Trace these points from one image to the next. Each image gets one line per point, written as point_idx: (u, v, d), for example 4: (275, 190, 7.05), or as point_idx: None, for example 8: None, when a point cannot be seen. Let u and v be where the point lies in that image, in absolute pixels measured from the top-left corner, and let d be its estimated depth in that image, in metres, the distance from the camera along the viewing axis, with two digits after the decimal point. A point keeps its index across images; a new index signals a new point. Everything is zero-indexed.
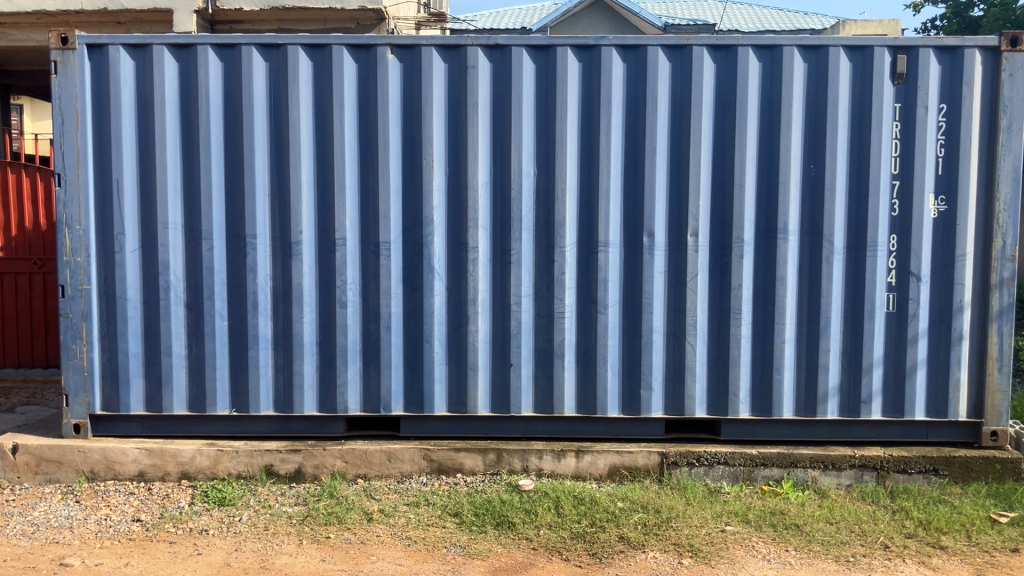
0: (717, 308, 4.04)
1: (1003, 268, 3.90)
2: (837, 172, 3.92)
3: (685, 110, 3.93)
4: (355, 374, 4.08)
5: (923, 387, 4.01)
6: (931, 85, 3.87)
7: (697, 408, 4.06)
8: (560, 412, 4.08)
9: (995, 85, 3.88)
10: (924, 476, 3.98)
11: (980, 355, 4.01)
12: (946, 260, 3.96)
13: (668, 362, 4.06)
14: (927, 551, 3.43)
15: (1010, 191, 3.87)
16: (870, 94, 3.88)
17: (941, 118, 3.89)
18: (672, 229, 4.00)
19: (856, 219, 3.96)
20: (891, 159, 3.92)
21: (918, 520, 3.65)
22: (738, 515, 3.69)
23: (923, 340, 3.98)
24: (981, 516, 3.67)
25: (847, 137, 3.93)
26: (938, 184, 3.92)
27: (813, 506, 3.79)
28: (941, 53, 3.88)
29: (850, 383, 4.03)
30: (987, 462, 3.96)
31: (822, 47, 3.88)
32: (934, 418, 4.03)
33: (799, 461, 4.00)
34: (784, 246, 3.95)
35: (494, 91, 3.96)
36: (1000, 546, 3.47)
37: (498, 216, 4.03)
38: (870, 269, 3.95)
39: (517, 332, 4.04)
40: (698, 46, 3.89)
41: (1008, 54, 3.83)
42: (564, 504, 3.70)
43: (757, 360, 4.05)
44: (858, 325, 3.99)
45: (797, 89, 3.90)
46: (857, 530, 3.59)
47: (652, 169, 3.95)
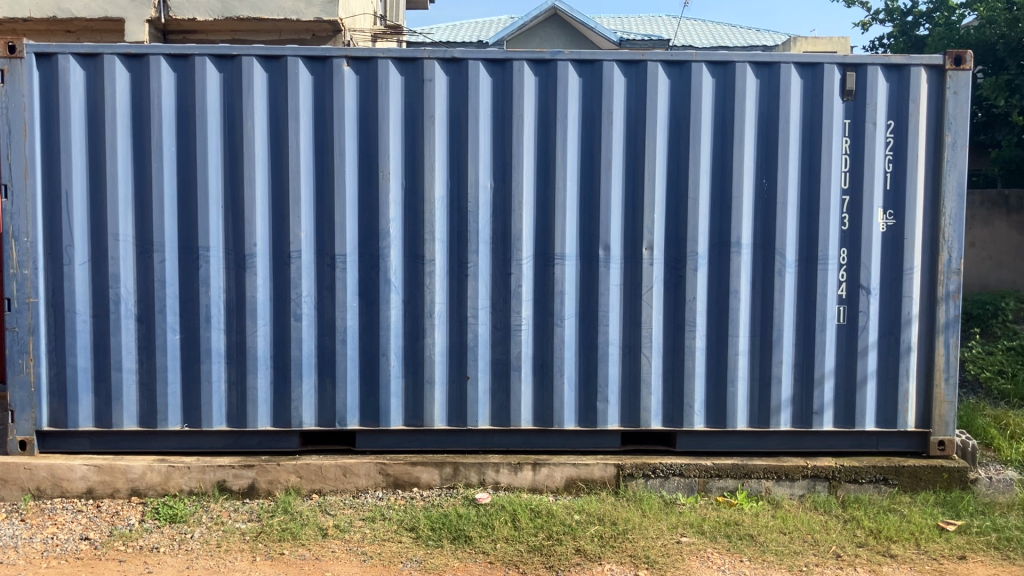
0: (672, 321, 4.07)
1: (949, 282, 4.01)
2: (788, 187, 3.99)
3: (640, 124, 3.97)
4: (310, 388, 4.05)
5: (873, 399, 4.08)
6: (879, 102, 3.96)
7: (653, 420, 4.08)
8: (516, 425, 4.08)
9: (940, 102, 3.98)
10: (874, 485, 4.04)
11: (927, 367, 4.09)
12: (894, 273, 4.04)
13: (624, 374, 4.08)
14: (878, 559, 3.49)
15: (955, 206, 3.97)
16: (821, 110, 3.95)
17: (888, 135, 3.98)
18: (628, 243, 4.03)
19: (807, 233, 4.03)
20: (841, 175, 3.99)
21: (868, 529, 3.72)
22: (693, 526, 3.72)
23: (872, 351, 4.05)
24: (930, 524, 3.75)
25: (798, 153, 3.99)
26: (887, 199, 4.00)
27: (767, 516, 3.83)
28: (889, 70, 3.97)
29: (802, 394, 4.09)
30: (935, 472, 4.04)
31: (774, 64, 3.94)
32: (884, 428, 4.11)
33: (753, 471, 4.04)
34: (737, 259, 4.00)
35: (450, 105, 3.96)
36: (947, 554, 3.55)
37: (455, 229, 4.02)
38: (821, 282, 4.02)
39: (474, 345, 4.03)
40: (652, 62, 3.93)
41: (952, 72, 3.93)
42: (521, 517, 3.70)
43: (711, 372, 4.09)
44: (810, 337, 4.06)
45: (749, 105, 3.96)
46: (809, 540, 3.64)
47: (607, 183, 3.98)
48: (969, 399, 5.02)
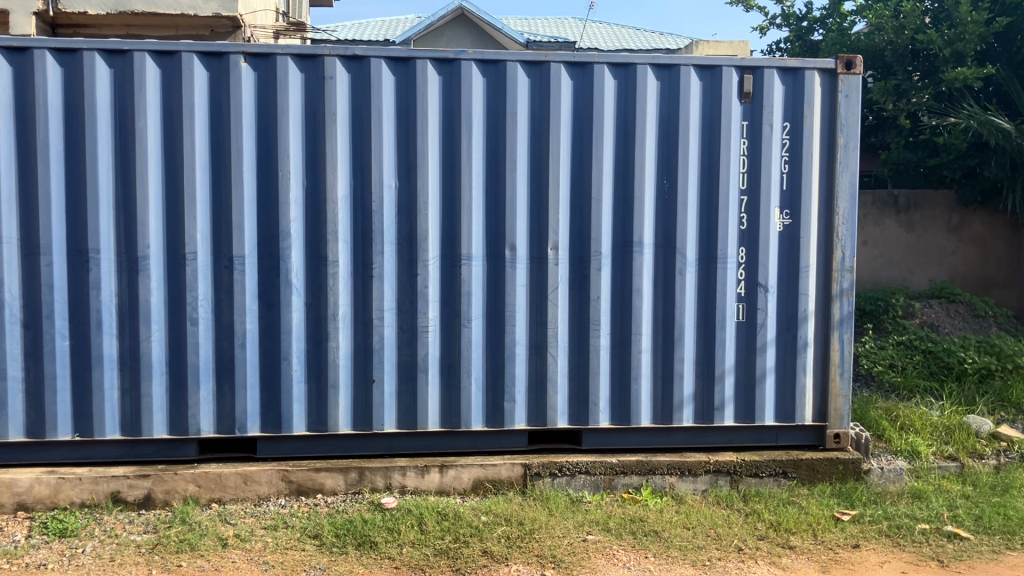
0: (578, 320, 4.09)
1: (843, 279, 4.14)
2: (688, 187, 4.06)
3: (544, 124, 3.98)
4: (208, 394, 3.93)
5: (772, 393, 4.18)
6: (775, 105, 4.06)
7: (559, 419, 4.10)
8: (423, 427, 4.04)
9: (832, 105, 4.10)
10: (774, 479, 4.14)
11: (823, 362, 4.21)
12: (791, 271, 4.15)
13: (530, 374, 4.09)
14: (777, 551, 3.58)
15: (848, 205, 4.10)
16: (719, 112, 4.03)
17: (784, 136, 4.08)
18: (534, 243, 4.03)
19: (707, 232, 4.10)
20: (740, 175, 4.08)
21: (768, 522, 3.81)
22: (599, 523, 3.74)
23: (771, 348, 4.15)
24: (825, 515, 3.87)
25: (698, 154, 4.06)
26: (783, 199, 4.11)
27: (671, 512, 3.89)
28: (784, 74, 4.07)
29: (704, 390, 4.16)
30: (831, 464, 4.16)
31: (674, 67, 4.00)
32: (782, 422, 4.21)
33: (657, 467, 4.10)
34: (640, 259, 4.05)
35: (352, 103, 3.90)
36: (842, 544, 3.67)
37: (358, 229, 3.96)
38: (721, 281, 4.10)
39: (379, 348, 3.97)
40: (555, 62, 3.94)
41: (844, 76, 4.05)
42: (427, 520, 3.66)
43: (616, 371, 4.13)
44: (711, 334, 4.13)
45: (650, 106, 4.01)
46: (712, 534, 3.71)
47: (512, 183, 3.97)
48: (862, 392, 5.19)
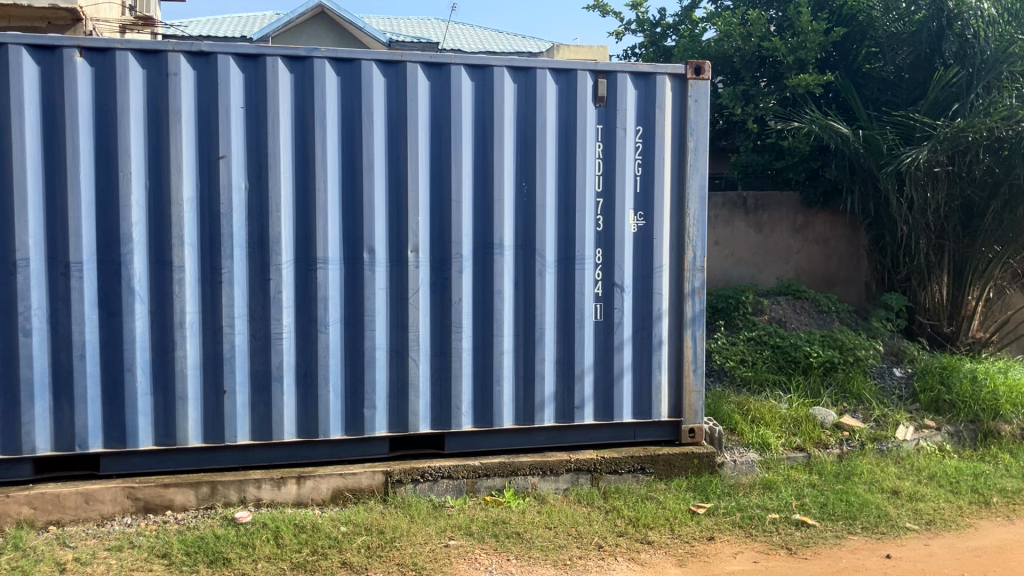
0: (437, 323, 4.05)
1: (694, 278, 4.28)
2: (546, 189, 4.09)
3: (400, 125, 3.92)
4: (44, 410, 3.68)
5: (630, 391, 4.26)
6: (628, 108, 4.14)
7: (420, 424, 4.05)
8: (279, 438, 3.91)
9: (683, 110, 4.23)
10: (632, 475, 4.24)
11: (677, 359, 4.33)
12: (646, 271, 4.24)
13: (390, 379, 4.02)
14: (636, 547, 3.65)
15: (698, 207, 4.24)
16: (575, 115, 4.08)
17: (638, 140, 4.17)
18: (391, 245, 3.97)
19: (565, 234, 4.14)
20: (595, 178, 4.14)
21: (627, 518, 3.88)
22: (461, 528, 3.72)
23: (628, 347, 4.23)
24: (682, 508, 3.98)
25: (555, 156, 4.10)
26: (637, 201, 4.20)
27: (533, 513, 3.90)
28: (636, 78, 4.16)
29: (565, 390, 4.20)
30: (687, 458, 4.30)
31: (530, 69, 4.02)
32: (640, 420, 4.30)
33: (519, 469, 4.11)
34: (499, 261, 4.05)
35: (198, 101, 3.73)
36: (697, 536, 3.77)
37: (207, 233, 3.80)
38: (579, 281, 4.15)
39: (231, 356, 3.83)
40: (411, 63, 3.89)
41: (693, 81, 4.19)
42: (284, 533, 3.55)
43: (477, 374, 4.11)
44: (571, 335, 4.17)
45: (507, 108, 4.01)
46: (573, 533, 3.74)
47: (368, 185, 3.90)
48: (716, 388, 5.36)
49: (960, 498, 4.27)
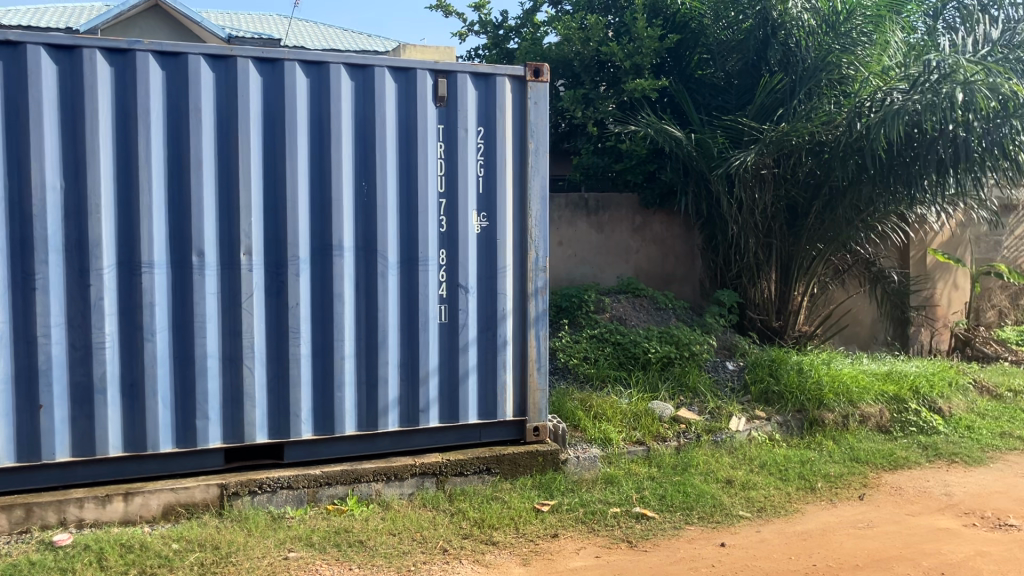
0: (275, 328, 3.91)
1: (537, 278, 4.32)
2: (386, 190, 4.02)
3: (232, 122, 3.76)
4: None
5: (474, 393, 4.25)
6: (469, 109, 4.14)
7: (257, 433, 3.89)
8: (103, 454, 3.67)
9: (523, 111, 4.27)
10: (478, 476, 4.23)
11: (522, 359, 4.36)
12: (489, 272, 4.24)
13: (224, 388, 3.85)
14: (481, 548, 3.64)
15: (540, 207, 4.29)
16: (415, 114, 4.03)
17: (479, 140, 4.18)
18: (224, 248, 3.80)
19: (407, 235, 4.08)
20: (437, 178, 4.11)
21: (472, 520, 3.86)
22: (302, 539, 3.60)
23: (472, 348, 4.22)
24: (526, 507, 4.00)
25: (395, 156, 4.03)
26: (479, 201, 4.20)
27: (377, 519, 3.83)
28: (477, 78, 4.15)
29: (408, 394, 4.13)
30: (532, 457, 4.34)
31: (368, 67, 3.95)
32: (486, 421, 4.29)
33: (362, 475, 4.03)
34: (338, 263, 3.95)
35: (6, 94, 3.46)
36: (542, 534, 3.80)
37: (17, 236, 3.52)
38: (422, 283, 4.10)
39: (48, 368, 3.57)
40: (242, 58, 3.74)
41: (532, 83, 4.24)
42: (108, 555, 3.33)
43: (318, 379, 3.99)
44: (414, 337, 4.12)
45: (345, 107, 3.92)
46: (418, 537, 3.69)
47: (198, 184, 3.72)
48: (561, 386, 5.37)
49: (789, 484, 4.48)
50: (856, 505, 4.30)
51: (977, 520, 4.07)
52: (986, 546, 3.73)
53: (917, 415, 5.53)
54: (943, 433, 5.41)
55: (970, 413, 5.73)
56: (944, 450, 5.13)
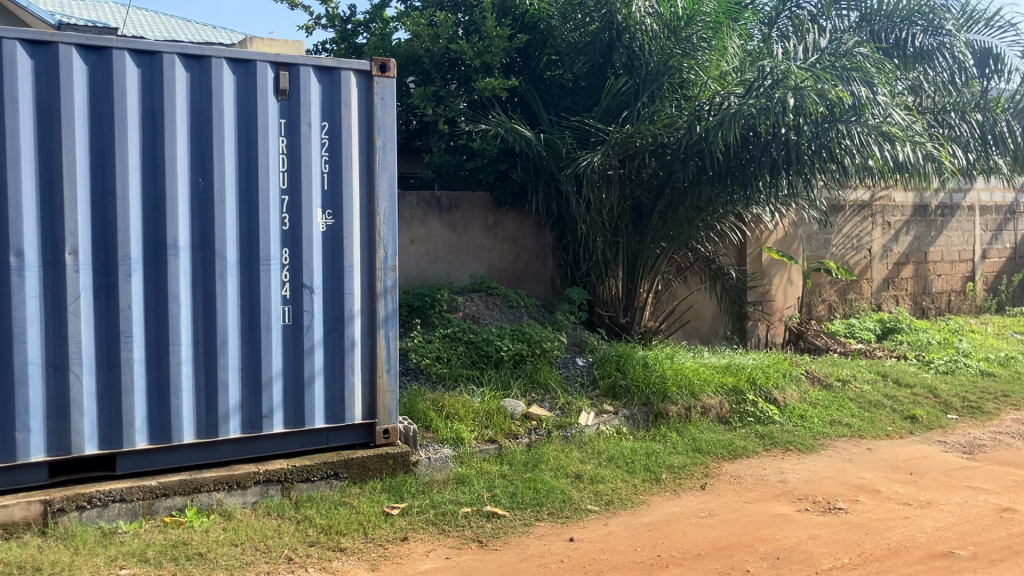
0: (104, 333, 3.67)
1: (386, 277, 4.26)
2: (225, 186, 3.85)
3: (53, 113, 3.50)
4: None
5: (321, 396, 4.14)
6: (312, 103, 4.02)
7: (86, 445, 3.65)
8: None
9: (369, 107, 4.19)
10: (325, 481, 4.13)
11: (370, 360, 4.28)
12: (335, 272, 4.14)
13: (48, 398, 3.58)
14: (328, 555, 3.54)
15: (387, 205, 4.23)
16: (255, 108, 3.88)
17: (323, 136, 4.07)
18: (45, 248, 3.54)
19: (248, 233, 3.93)
20: (279, 175, 3.97)
21: (319, 527, 3.76)
22: (135, 555, 3.40)
23: (318, 350, 4.11)
24: (375, 511, 3.93)
25: (234, 151, 3.88)
26: (324, 199, 4.09)
27: (217, 531, 3.67)
28: (320, 72, 4.05)
29: (251, 399, 3.98)
30: (381, 460, 4.26)
31: (204, 58, 3.78)
32: (333, 424, 4.19)
33: (202, 485, 3.85)
34: (174, 263, 3.76)
35: None
36: (391, 538, 3.74)
37: None
38: (264, 284, 3.96)
39: None
40: (64, 44, 3.50)
41: (378, 79, 4.17)
42: None
43: (153, 386, 3.78)
44: (256, 340, 3.97)
45: (179, 99, 3.73)
46: (261, 547, 3.56)
47: (15, 180, 3.44)
48: (412, 386, 5.28)
49: (635, 476, 4.58)
50: (699, 495, 4.43)
51: (809, 505, 4.27)
52: (817, 530, 3.92)
53: (754, 406, 5.77)
54: (778, 423, 5.66)
55: (802, 402, 6.03)
56: (780, 439, 5.37)
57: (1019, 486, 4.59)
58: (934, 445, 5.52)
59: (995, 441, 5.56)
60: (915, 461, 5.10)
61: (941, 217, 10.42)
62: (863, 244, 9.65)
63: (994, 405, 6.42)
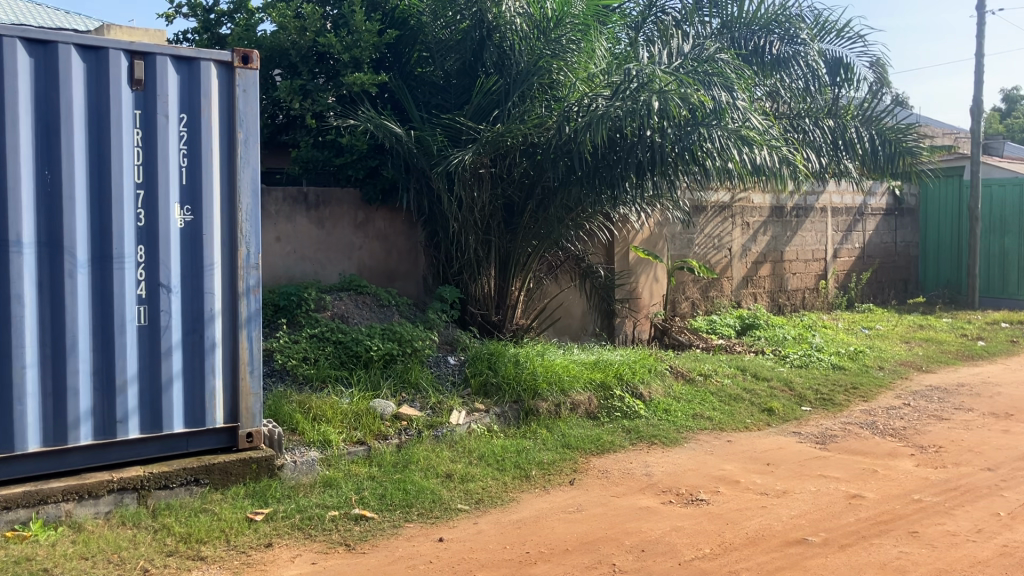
0: None
1: (249, 276, 4.14)
2: (74, 180, 3.64)
3: None
4: None
5: (179, 400, 3.97)
6: (169, 94, 3.86)
7: None
8: None
9: (230, 99, 4.06)
10: (184, 488, 3.97)
11: (232, 361, 4.15)
12: (195, 270, 3.99)
13: None
14: (188, 565, 3.40)
15: (250, 201, 4.11)
16: (107, 98, 3.69)
17: (182, 128, 3.91)
18: None
19: (99, 229, 3.73)
20: (134, 168, 3.79)
21: (178, 535, 3.61)
22: None
23: (176, 352, 3.94)
24: (238, 517, 3.80)
25: (84, 143, 3.67)
26: (183, 194, 3.93)
27: (66, 544, 3.47)
28: (178, 62, 3.89)
29: (103, 404, 3.78)
30: (244, 464, 4.14)
31: (51, 44, 3.57)
32: (193, 429, 4.04)
33: (49, 496, 3.62)
34: (17, 260, 3.53)
35: None
36: (255, 545, 3.63)
37: None
38: (118, 283, 3.77)
39: None
40: None
41: (240, 70, 4.05)
42: None
43: None
44: (109, 342, 3.77)
45: (23, 86, 3.51)
46: (115, 559, 3.38)
47: None
48: (277, 388, 5.15)
49: (505, 474, 4.60)
50: (567, 490, 4.49)
51: (673, 498, 4.39)
52: (680, 522, 4.02)
53: (621, 401, 5.88)
54: (644, 417, 5.80)
55: (667, 397, 6.19)
56: (645, 433, 5.50)
57: (866, 474, 4.84)
58: (789, 436, 5.77)
59: (845, 431, 5.86)
60: (772, 452, 5.31)
61: (796, 217, 10.90)
62: (724, 244, 10.00)
63: (844, 397, 6.76)
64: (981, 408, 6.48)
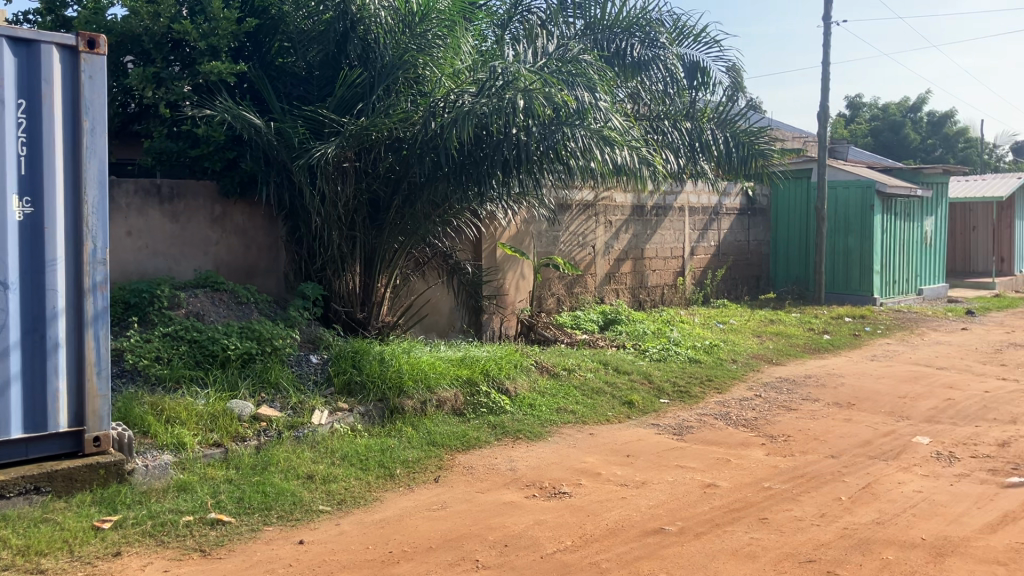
0: None
1: (95, 272, 3.94)
2: None
3: None
4: None
5: (18, 404, 3.73)
6: (6, 78, 3.61)
7: None
8: None
9: (75, 85, 3.84)
10: (24, 497, 3.74)
11: (77, 362, 3.93)
12: (35, 266, 3.76)
13: None
14: None
15: (96, 193, 3.91)
16: None
17: (20, 115, 3.67)
18: None
19: None
20: None
21: (17, 548, 3.40)
22: None
23: (15, 353, 3.70)
24: (83, 526, 3.61)
25: None
26: (22, 185, 3.69)
27: None
28: (16, 45, 3.65)
29: None
30: (91, 470, 3.94)
31: None
32: (34, 434, 3.81)
33: None
34: None
35: None
36: (102, 554, 3.45)
37: None
38: None
39: None
40: None
41: (86, 55, 3.84)
42: None
43: None
44: None
45: None
46: None
47: None
48: (128, 390, 4.92)
49: (368, 473, 4.54)
50: (432, 487, 4.47)
51: (536, 492, 4.43)
52: (543, 515, 4.07)
53: (487, 397, 5.90)
54: (509, 412, 5.84)
55: (531, 391, 6.25)
56: (510, 428, 5.54)
57: (720, 463, 5.03)
58: (649, 427, 5.93)
59: (701, 422, 6.07)
60: (632, 444, 5.45)
61: (656, 216, 11.22)
62: (588, 241, 10.19)
63: (700, 389, 7.00)
64: (826, 398, 6.84)
